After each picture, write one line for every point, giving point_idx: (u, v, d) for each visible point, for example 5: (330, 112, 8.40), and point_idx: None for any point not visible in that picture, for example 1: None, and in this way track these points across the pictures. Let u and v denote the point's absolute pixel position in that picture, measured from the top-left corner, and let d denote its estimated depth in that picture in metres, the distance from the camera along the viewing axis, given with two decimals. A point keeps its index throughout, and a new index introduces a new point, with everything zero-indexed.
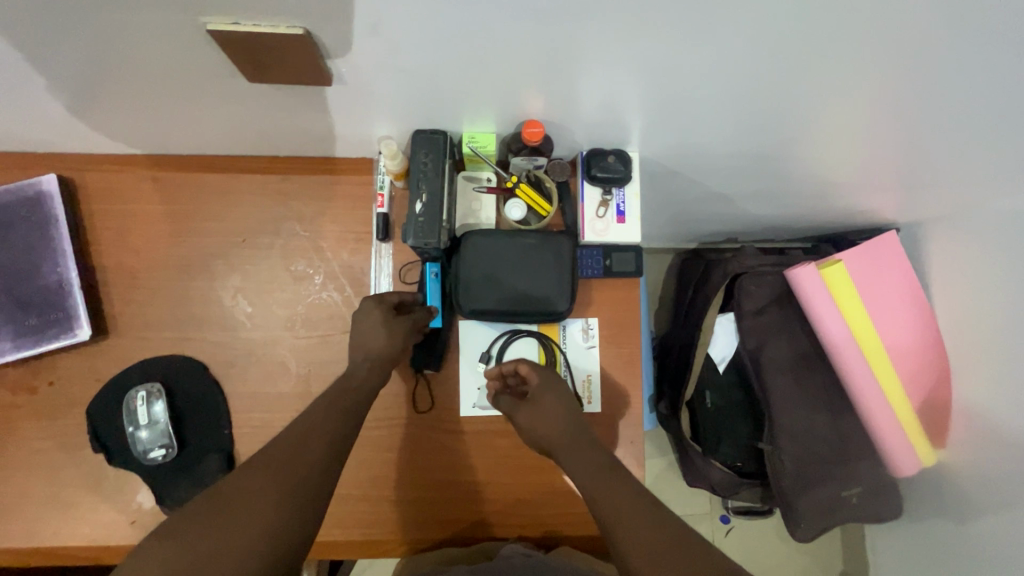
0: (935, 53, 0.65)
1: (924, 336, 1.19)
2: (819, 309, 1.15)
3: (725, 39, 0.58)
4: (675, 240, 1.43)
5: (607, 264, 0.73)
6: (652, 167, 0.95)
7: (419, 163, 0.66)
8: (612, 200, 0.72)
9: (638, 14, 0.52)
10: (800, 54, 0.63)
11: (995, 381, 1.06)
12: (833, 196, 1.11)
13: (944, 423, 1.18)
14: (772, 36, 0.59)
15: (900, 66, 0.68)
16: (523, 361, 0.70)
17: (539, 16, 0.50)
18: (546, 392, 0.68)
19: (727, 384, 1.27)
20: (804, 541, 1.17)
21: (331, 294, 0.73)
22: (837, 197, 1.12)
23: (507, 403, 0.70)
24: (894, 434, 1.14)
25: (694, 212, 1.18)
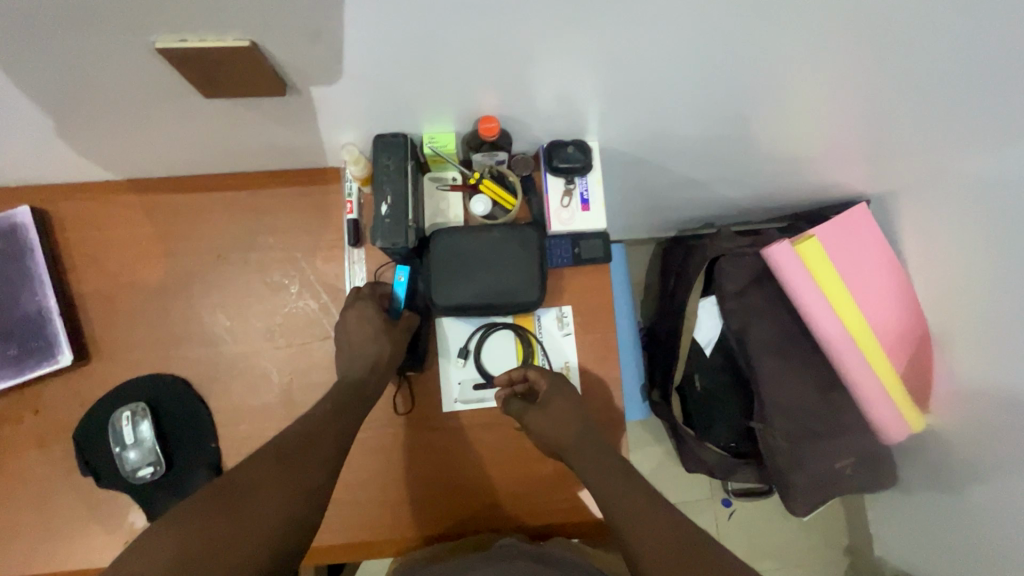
0: (875, 21, 0.67)
1: (903, 304, 1.20)
2: (798, 284, 1.17)
3: (668, 24, 0.60)
4: (653, 228, 1.45)
5: (576, 252, 0.75)
6: (617, 157, 0.96)
7: (382, 166, 0.67)
8: (575, 189, 0.74)
9: (578, 6, 0.53)
10: (744, 34, 0.65)
11: (979, 342, 1.07)
12: (801, 172, 1.13)
13: (931, 388, 1.19)
14: (713, 18, 0.60)
15: (844, 37, 0.69)
16: (532, 369, 0.72)
17: (480, 14, 0.52)
18: (557, 397, 0.71)
19: (715, 366, 1.29)
20: (802, 517, 1.18)
21: (307, 302, 0.75)
22: (806, 173, 1.14)
23: (517, 407, 0.72)
24: (882, 402, 1.15)
25: (667, 198, 1.20)
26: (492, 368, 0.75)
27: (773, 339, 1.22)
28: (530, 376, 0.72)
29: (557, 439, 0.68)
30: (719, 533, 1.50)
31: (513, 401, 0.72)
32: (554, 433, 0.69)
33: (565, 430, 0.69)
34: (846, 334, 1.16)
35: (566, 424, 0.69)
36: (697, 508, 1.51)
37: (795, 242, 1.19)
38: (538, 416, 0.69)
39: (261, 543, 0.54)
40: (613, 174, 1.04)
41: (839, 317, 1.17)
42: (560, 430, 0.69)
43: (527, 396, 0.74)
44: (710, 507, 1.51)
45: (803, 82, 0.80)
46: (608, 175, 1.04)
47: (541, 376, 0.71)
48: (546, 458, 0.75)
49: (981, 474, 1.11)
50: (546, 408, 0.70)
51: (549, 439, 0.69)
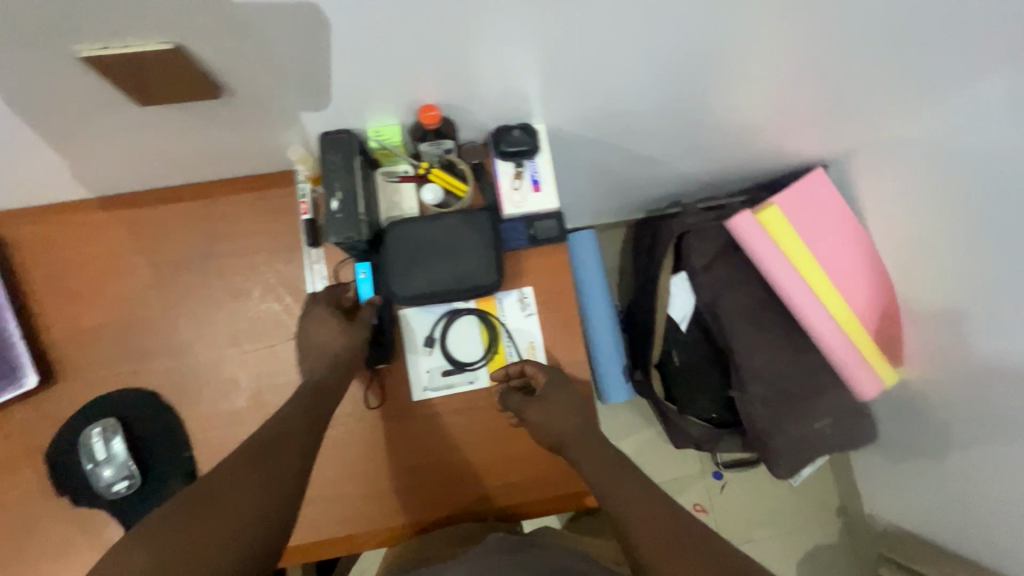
0: None
1: (867, 263, 1.23)
2: (762, 252, 1.19)
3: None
4: (621, 210, 1.47)
5: (532, 233, 0.76)
6: (571, 139, 0.97)
7: (329, 163, 0.68)
8: (525, 171, 0.76)
9: None
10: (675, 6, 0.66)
11: (947, 295, 1.10)
12: (757, 141, 1.15)
13: (901, 343, 1.22)
14: None
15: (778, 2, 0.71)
16: (529, 365, 0.72)
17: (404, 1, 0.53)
18: (558, 391, 0.72)
19: (692, 340, 1.30)
20: (786, 478, 1.20)
21: (270, 305, 0.75)
22: (762, 142, 1.16)
23: (516, 402, 0.72)
24: (853, 360, 1.17)
25: (628, 178, 1.22)
26: (458, 354, 0.76)
27: (745, 309, 1.24)
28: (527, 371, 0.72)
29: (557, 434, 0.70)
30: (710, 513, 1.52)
31: (512, 395, 0.73)
32: (554, 425, 0.70)
33: (565, 423, 0.70)
34: (812, 296, 1.19)
35: (567, 417, 0.70)
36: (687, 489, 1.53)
37: (757, 210, 1.22)
38: (537, 409, 0.70)
39: (239, 543, 0.54)
40: (570, 157, 1.05)
41: (804, 280, 1.20)
42: (560, 423, 0.70)
43: (524, 389, 0.75)
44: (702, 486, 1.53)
45: (745, 51, 0.81)
46: (565, 158, 1.05)
47: (540, 372, 0.71)
48: (522, 437, 0.76)
49: (959, 422, 1.13)
50: (546, 400, 0.71)
51: (549, 432, 0.70)
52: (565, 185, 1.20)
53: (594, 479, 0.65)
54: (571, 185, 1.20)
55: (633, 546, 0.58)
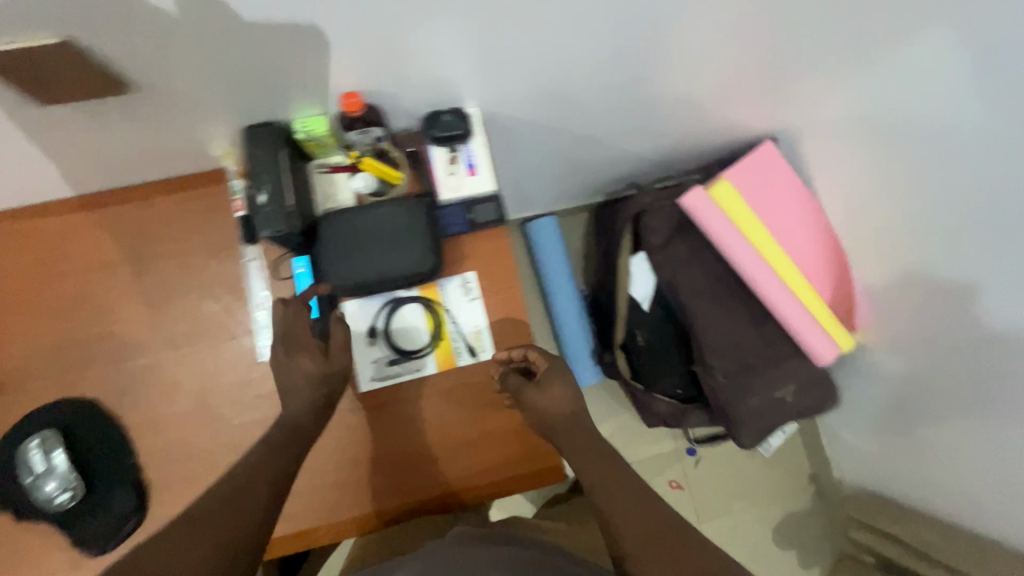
0: None
1: (819, 232, 1.25)
2: (716, 227, 1.20)
3: None
4: (580, 194, 1.47)
5: (470, 218, 0.76)
6: (515, 121, 0.97)
7: (253, 156, 0.67)
8: (459, 155, 0.76)
9: None
10: None
11: (896, 258, 1.12)
12: (703, 116, 1.16)
13: (856, 308, 1.24)
14: None
15: None
16: (532, 349, 0.72)
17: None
18: (555, 379, 0.72)
19: (655, 319, 1.31)
20: (750, 448, 1.23)
21: (208, 305, 0.75)
22: (708, 117, 1.17)
23: (514, 384, 0.72)
24: (810, 327, 1.19)
25: (580, 159, 1.22)
26: (403, 343, 0.76)
27: (703, 284, 1.25)
28: (529, 356, 0.72)
29: (552, 420, 0.70)
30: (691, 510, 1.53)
31: (511, 377, 0.73)
32: (550, 411, 0.70)
33: (560, 410, 0.70)
34: (767, 267, 1.20)
35: (562, 406, 0.70)
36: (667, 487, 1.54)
37: (709, 186, 1.23)
38: (534, 395, 0.71)
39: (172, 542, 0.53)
40: (517, 141, 1.05)
41: (759, 252, 1.21)
42: (556, 410, 0.70)
43: (521, 373, 0.75)
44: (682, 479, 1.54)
45: (676, 25, 0.81)
46: (512, 142, 1.05)
47: (542, 359, 0.71)
48: (474, 423, 0.76)
49: (916, 381, 1.16)
50: (543, 388, 0.71)
51: (543, 417, 0.71)
52: (518, 170, 1.20)
53: (581, 472, 0.66)
54: (524, 169, 1.20)
55: (614, 539, 0.60)
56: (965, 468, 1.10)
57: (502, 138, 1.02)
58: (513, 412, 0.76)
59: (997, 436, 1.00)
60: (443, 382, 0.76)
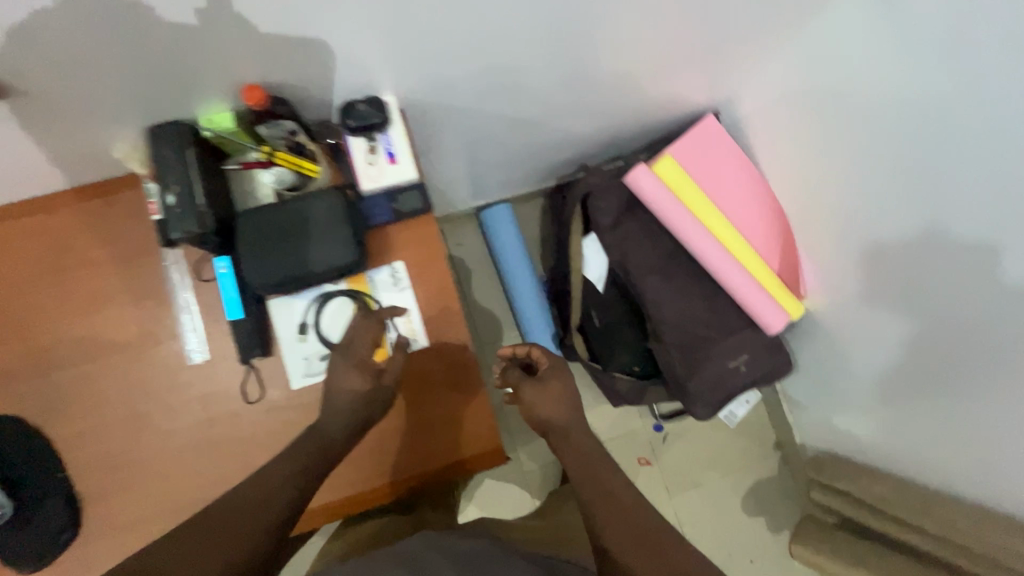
0: None
1: (763, 202, 1.27)
2: (662, 203, 1.22)
3: None
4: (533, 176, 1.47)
5: (395, 207, 0.76)
6: (445, 108, 0.96)
7: (159, 156, 0.66)
8: (378, 144, 0.75)
9: None
10: None
11: (835, 225, 1.14)
12: (641, 92, 1.16)
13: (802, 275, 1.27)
14: None
15: None
16: (536, 349, 0.86)
17: None
18: (553, 375, 0.86)
19: (609, 299, 1.32)
20: (707, 419, 1.25)
21: (132, 311, 0.74)
22: (647, 93, 1.17)
23: (516, 376, 0.87)
24: (756, 296, 1.21)
25: (527, 141, 1.22)
26: (335, 337, 0.75)
27: (654, 261, 1.26)
28: (533, 355, 0.86)
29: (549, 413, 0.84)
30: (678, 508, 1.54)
31: (512, 369, 0.88)
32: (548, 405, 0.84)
33: (557, 406, 0.85)
34: (713, 239, 1.22)
35: (561, 402, 0.84)
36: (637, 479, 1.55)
37: (653, 162, 1.24)
38: (535, 390, 0.85)
39: None
40: (453, 127, 1.04)
41: (704, 225, 1.23)
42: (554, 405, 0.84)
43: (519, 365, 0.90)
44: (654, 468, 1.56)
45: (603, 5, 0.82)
46: (448, 129, 1.04)
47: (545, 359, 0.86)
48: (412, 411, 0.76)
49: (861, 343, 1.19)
50: (544, 383, 0.85)
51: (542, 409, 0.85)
52: (464, 155, 1.20)
53: (575, 469, 0.81)
54: (471, 153, 1.20)
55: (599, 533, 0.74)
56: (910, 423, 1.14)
57: (436, 125, 1.01)
58: (449, 400, 0.76)
59: (937, 390, 1.04)
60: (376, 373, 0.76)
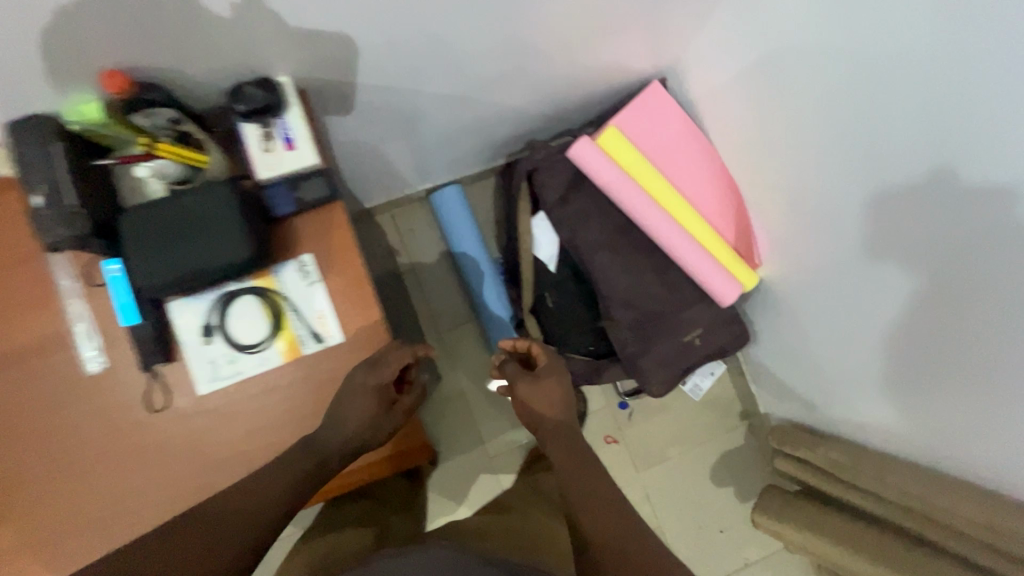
0: None
1: (714, 171, 1.22)
2: (607, 177, 1.18)
3: None
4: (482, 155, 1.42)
5: (297, 197, 0.71)
6: (364, 87, 0.91)
7: (21, 155, 0.61)
8: (274, 130, 0.70)
9: None
10: None
11: (781, 192, 1.11)
12: (579, 61, 1.10)
13: (755, 245, 1.23)
14: None
15: None
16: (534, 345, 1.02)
17: None
18: (548, 373, 1.00)
19: (561, 279, 1.28)
20: (662, 395, 1.23)
21: (21, 320, 0.69)
22: (585, 62, 1.11)
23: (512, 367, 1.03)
24: (708, 269, 1.18)
25: (465, 118, 1.17)
26: (241, 338, 0.71)
27: (603, 238, 1.23)
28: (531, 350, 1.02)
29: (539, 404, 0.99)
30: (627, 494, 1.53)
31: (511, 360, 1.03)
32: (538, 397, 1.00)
33: (548, 399, 0.99)
34: (661, 211, 1.18)
35: (552, 394, 0.99)
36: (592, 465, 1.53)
37: (597, 134, 1.20)
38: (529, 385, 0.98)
39: None
40: (378, 108, 0.99)
41: (652, 198, 1.19)
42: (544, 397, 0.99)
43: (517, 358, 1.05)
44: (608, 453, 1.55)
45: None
46: (373, 109, 0.99)
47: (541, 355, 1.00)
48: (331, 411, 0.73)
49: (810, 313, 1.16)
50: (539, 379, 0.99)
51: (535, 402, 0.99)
52: (397, 135, 1.14)
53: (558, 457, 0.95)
54: (404, 133, 1.14)
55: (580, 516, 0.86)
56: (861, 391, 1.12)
57: (358, 106, 0.96)
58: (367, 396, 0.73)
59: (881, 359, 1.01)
60: (290, 371, 0.72)
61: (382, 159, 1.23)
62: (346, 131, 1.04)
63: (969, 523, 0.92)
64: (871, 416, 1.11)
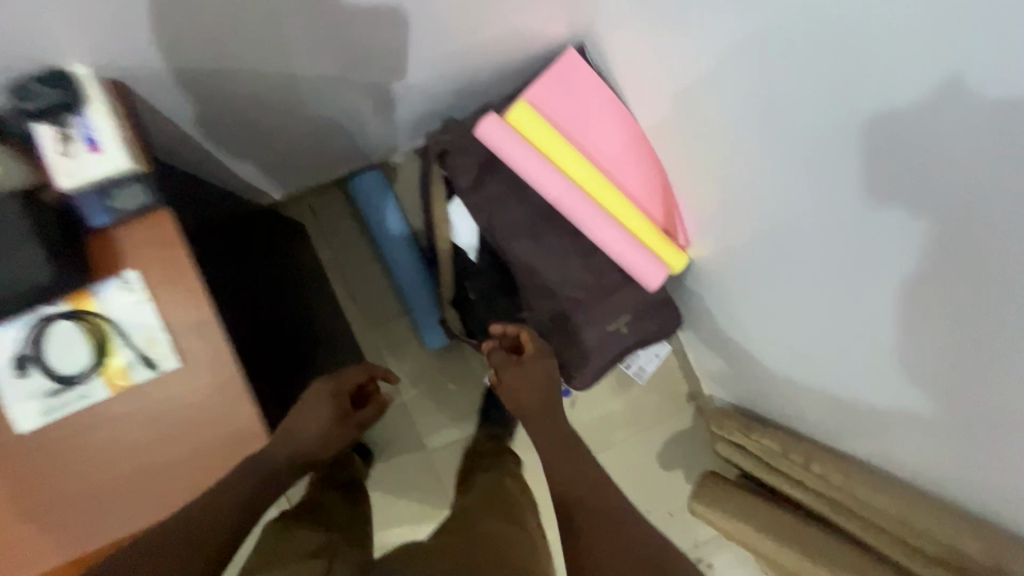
0: None
1: (637, 146, 1.13)
2: (519, 158, 1.08)
3: None
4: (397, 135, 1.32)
5: (112, 206, 0.63)
6: (210, 70, 0.80)
7: None
8: (74, 130, 0.61)
9: None
10: None
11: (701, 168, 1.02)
12: (479, 31, 0.99)
13: (683, 224, 1.14)
14: None
15: None
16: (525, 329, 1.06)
17: None
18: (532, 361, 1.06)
19: (482, 269, 1.21)
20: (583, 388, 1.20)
21: None
22: (486, 32, 1.00)
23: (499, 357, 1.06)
24: (632, 252, 1.10)
25: (356, 101, 1.07)
26: (62, 367, 0.65)
27: (521, 224, 1.14)
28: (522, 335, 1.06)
29: (524, 394, 1.04)
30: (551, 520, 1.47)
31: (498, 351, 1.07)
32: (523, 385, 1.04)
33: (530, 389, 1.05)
34: (579, 192, 1.09)
35: (533, 384, 1.05)
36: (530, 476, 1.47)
37: (507, 110, 1.10)
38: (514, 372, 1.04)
39: None
40: (240, 94, 0.89)
41: (570, 178, 1.10)
42: (527, 385, 1.04)
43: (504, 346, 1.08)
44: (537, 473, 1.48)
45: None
46: (234, 95, 0.88)
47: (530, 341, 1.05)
48: (175, 439, 0.67)
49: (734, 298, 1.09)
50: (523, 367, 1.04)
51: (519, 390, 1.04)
52: (280, 124, 1.04)
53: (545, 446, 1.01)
54: (288, 122, 1.04)
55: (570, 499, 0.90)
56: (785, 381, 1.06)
57: (214, 92, 0.85)
58: (216, 419, 0.67)
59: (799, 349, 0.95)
60: (127, 399, 0.66)
61: (275, 149, 1.13)
62: (214, 119, 0.93)
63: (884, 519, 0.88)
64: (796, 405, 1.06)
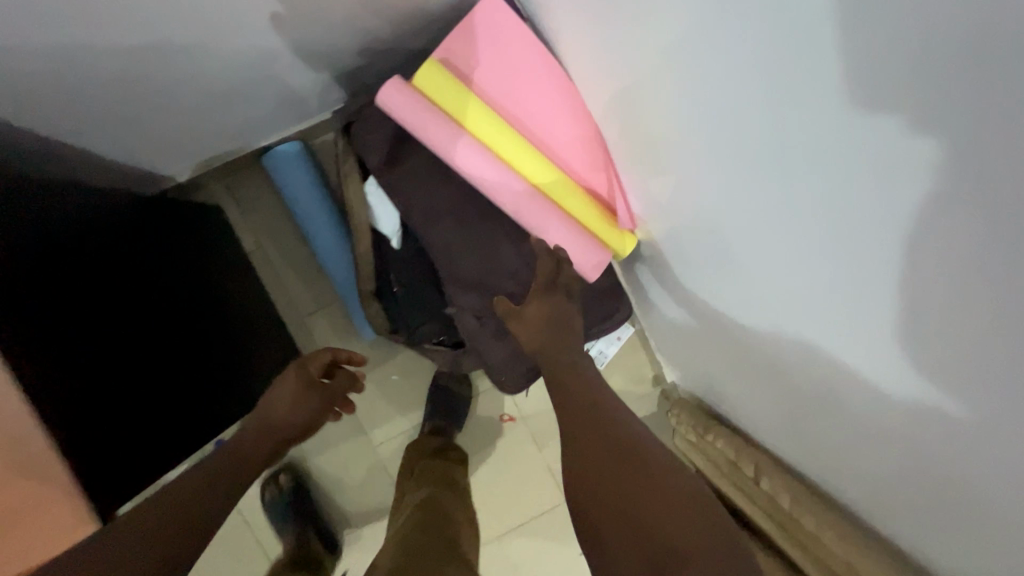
0: None
1: (573, 108, 0.95)
2: (429, 131, 0.94)
3: None
4: (307, 95, 1.15)
5: None
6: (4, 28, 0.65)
7: None
8: None
9: None
10: None
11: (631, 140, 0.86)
12: None
13: (629, 202, 0.97)
14: None
15: None
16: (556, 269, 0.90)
17: None
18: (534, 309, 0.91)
19: (405, 257, 1.07)
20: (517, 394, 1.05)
21: None
22: None
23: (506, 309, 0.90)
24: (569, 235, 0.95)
25: (231, 66, 0.91)
26: None
27: (441, 207, 1.00)
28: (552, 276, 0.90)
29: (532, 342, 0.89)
30: (521, 487, 1.42)
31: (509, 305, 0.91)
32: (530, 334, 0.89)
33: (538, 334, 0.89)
34: (501, 168, 0.94)
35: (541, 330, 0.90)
36: (539, 422, 1.43)
37: (416, 74, 0.95)
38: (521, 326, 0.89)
39: None
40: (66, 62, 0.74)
41: (491, 152, 0.95)
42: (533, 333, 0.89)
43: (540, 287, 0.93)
44: (551, 429, 1.43)
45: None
46: (59, 62, 0.73)
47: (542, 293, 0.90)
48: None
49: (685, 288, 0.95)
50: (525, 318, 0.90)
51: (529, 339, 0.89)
52: (152, 92, 0.90)
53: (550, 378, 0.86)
54: (157, 90, 0.90)
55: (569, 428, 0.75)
56: (739, 382, 0.94)
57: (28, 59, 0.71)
58: (36, 464, 0.61)
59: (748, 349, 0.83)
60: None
61: (165, 121, 1.00)
62: (49, 93, 0.78)
63: (829, 551, 0.80)
64: (751, 409, 0.94)
